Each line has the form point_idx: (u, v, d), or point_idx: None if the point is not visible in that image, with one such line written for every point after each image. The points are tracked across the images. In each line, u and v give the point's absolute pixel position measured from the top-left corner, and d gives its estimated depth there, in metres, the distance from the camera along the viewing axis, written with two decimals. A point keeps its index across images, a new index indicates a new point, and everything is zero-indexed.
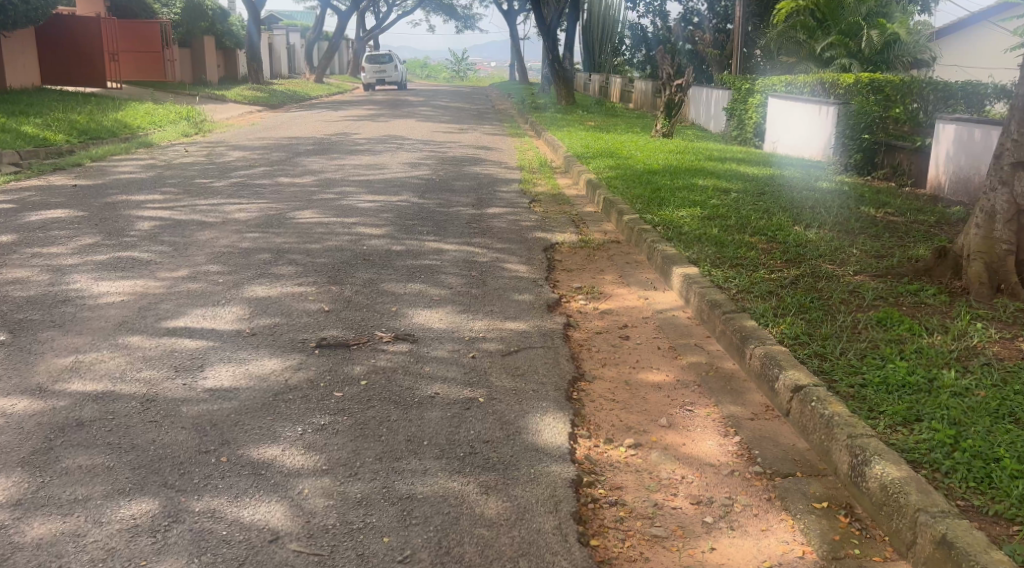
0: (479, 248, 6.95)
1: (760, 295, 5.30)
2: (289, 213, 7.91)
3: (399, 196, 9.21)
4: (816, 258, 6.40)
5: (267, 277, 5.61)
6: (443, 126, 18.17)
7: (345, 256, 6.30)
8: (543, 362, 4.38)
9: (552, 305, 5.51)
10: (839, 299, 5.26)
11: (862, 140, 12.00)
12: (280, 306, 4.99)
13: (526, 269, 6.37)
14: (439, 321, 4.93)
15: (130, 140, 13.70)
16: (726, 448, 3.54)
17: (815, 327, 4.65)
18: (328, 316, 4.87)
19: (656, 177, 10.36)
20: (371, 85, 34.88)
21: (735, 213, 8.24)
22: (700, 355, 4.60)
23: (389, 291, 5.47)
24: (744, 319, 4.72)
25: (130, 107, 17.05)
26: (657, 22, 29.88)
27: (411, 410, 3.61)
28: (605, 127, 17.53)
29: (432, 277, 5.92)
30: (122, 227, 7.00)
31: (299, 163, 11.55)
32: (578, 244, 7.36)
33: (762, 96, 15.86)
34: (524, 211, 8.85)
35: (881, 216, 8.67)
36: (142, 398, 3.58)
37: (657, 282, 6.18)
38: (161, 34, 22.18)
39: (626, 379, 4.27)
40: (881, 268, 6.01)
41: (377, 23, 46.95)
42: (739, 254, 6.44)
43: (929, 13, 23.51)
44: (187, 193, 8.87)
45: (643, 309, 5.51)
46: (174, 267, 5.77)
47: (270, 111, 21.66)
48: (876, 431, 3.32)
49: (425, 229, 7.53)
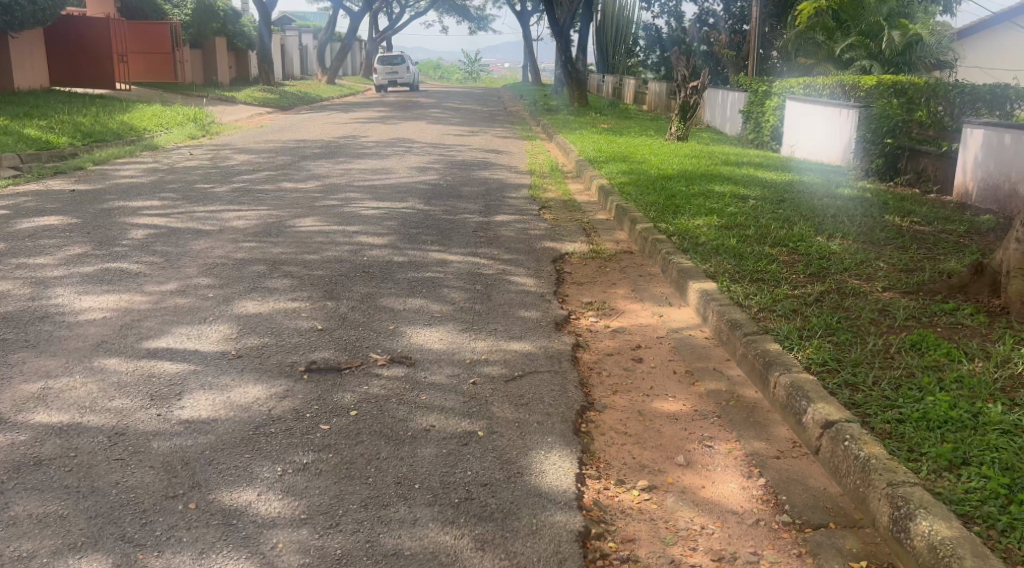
0: (485, 259, 6.64)
1: (783, 314, 4.97)
2: (289, 220, 7.61)
3: (405, 202, 8.91)
4: (842, 271, 6.07)
5: (259, 291, 5.31)
6: (454, 127, 17.87)
7: (344, 268, 6.00)
8: (548, 389, 4.05)
9: (560, 322, 5.19)
10: (869, 319, 4.92)
11: (885, 145, 11.54)
12: (271, 324, 4.68)
13: (533, 282, 6.06)
14: (439, 341, 4.60)
15: (135, 142, 13.45)
16: (750, 493, 3.22)
17: (844, 352, 4.32)
18: (320, 335, 4.55)
19: (671, 183, 10.02)
20: (384, 85, 34.60)
21: (753, 222, 7.90)
22: (720, 381, 4.27)
23: (387, 307, 5.16)
24: (767, 342, 4.39)
25: (137, 108, 16.82)
26: (672, 23, 29.47)
27: (403, 446, 3.30)
28: (619, 130, 17.20)
29: (434, 291, 5.61)
30: (115, 235, 6.72)
31: (304, 166, 11.27)
32: (589, 255, 7.04)
33: (779, 98, 15.49)
34: (532, 219, 8.53)
35: (907, 225, 8.32)
36: (110, 430, 3.25)
37: (671, 296, 5.85)
38: (171, 36, 21.97)
39: (639, 409, 3.94)
40: (912, 284, 5.68)
41: (389, 24, 46.75)
42: (759, 267, 6.10)
43: (952, 14, 23.05)
44: (186, 199, 8.60)
45: (658, 328, 5.18)
46: (163, 279, 5.47)
47: (281, 113, 21.44)
48: (919, 478, 3.01)
49: (429, 238, 7.22)
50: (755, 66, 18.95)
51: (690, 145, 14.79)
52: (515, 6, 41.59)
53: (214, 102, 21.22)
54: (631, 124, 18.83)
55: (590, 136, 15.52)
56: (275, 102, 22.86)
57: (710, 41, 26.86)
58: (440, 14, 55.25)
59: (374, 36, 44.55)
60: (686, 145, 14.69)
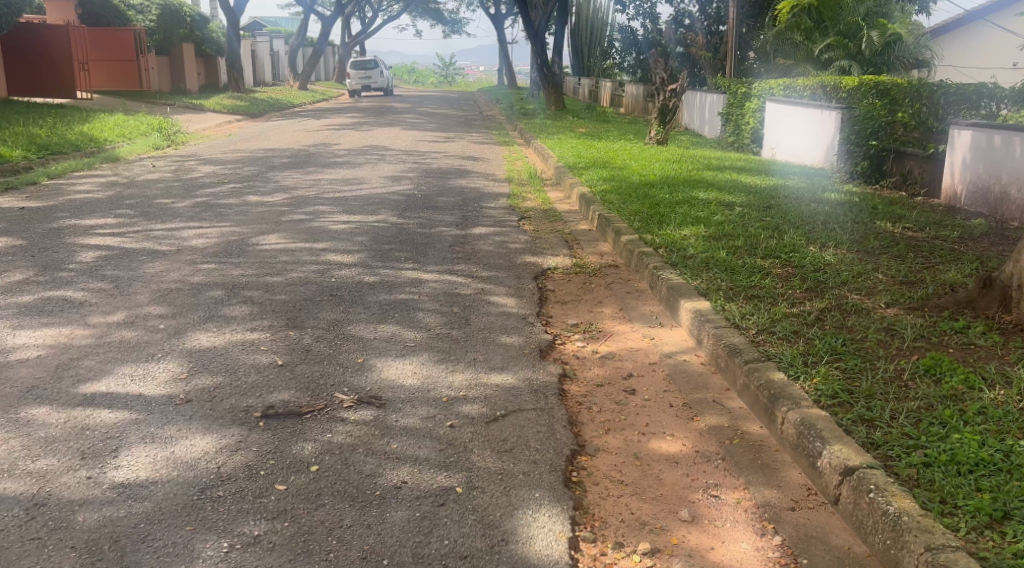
0: (462, 277, 6.23)
1: (784, 337, 4.59)
2: (252, 238, 7.18)
3: (377, 215, 8.49)
4: (840, 286, 5.71)
5: (214, 322, 4.88)
6: (429, 133, 17.45)
7: (309, 291, 5.59)
8: (533, 431, 3.64)
9: (545, 349, 4.78)
10: (875, 340, 4.55)
11: (869, 146, 11.26)
12: (225, 360, 4.26)
13: (514, 302, 5.66)
14: (414, 376, 4.19)
15: (95, 153, 12.94)
16: (766, 556, 2.84)
17: (854, 381, 3.94)
18: (279, 373, 4.12)
19: (654, 191, 9.66)
20: (357, 91, 34.08)
21: (741, 232, 7.55)
22: (721, 416, 3.89)
23: (355, 336, 4.74)
24: (771, 371, 4.00)
25: (99, 118, 16.27)
26: (648, 25, 29.09)
27: (370, 510, 2.90)
28: (597, 134, 16.86)
29: (408, 315, 5.20)
30: (62, 258, 6.27)
31: (271, 178, 10.82)
32: (573, 270, 6.67)
33: (759, 99, 15.22)
34: (511, 231, 8.14)
35: (900, 231, 8.01)
36: (28, 501, 2.85)
37: (661, 316, 5.46)
38: (135, 43, 21.43)
39: (634, 452, 3.54)
40: (916, 298, 5.32)
41: (362, 29, 46.23)
42: (753, 281, 5.74)
43: (928, 13, 22.90)
44: (143, 215, 8.14)
45: (650, 353, 4.79)
46: (110, 310, 5.04)
47: (250, 120, 20.92)
48: (958, 540, 2.65)
49: (402, 254, 6.81)
50: (734, 68, 18.69)
51: (670, 149, 14.51)
52: (489, 8, 41.18)
53: (181, 110, 20.67)
54: (610, 128, 18.45)
55: (568, 140, 15.18)
56: (244, 109, 22.35)
57: (687, 42, 26.58)
58: (413, 16, 54.71)
59: (346, 41, 44.00)
60: (666, 149, 14.41)
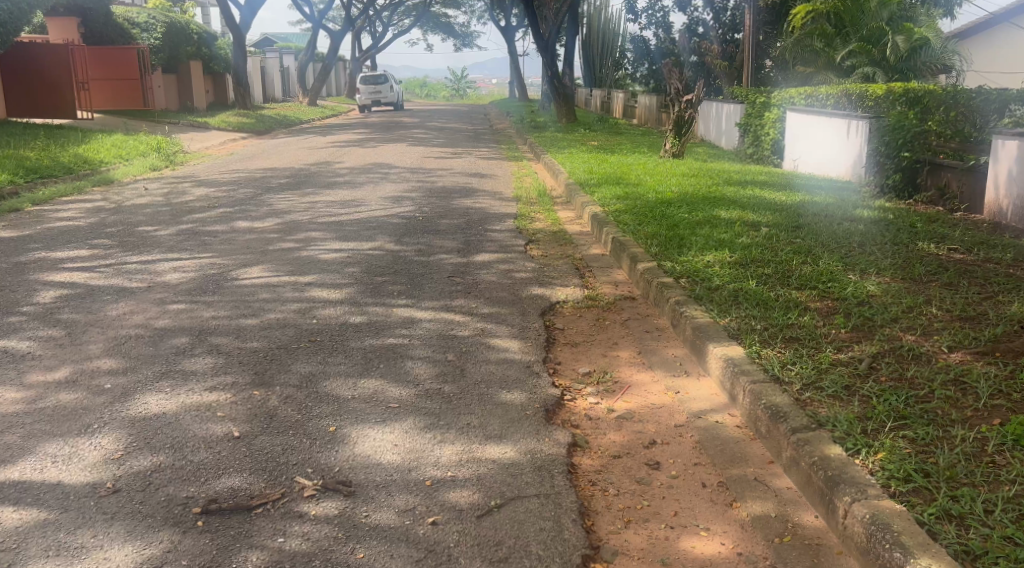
0: (460, 315, 5.55)
1: (835, 395, 3.90)
2: (233, 271, 6.52)
3: (373, 241, 7.83)
4: (890, 324, 5.01)
5: (171, 378, 4.19)
6: (436, 150, 16.80)
7: (287, 336, 4.92)
8: (534, 529, 2.99)
9: (552, 408, 4.08)
10: (943, 398, 3.86)
11: (901, 158, 10.50)
12: (172, 430, 3.58)
13: (517, 346, 4.98)
14: (394, 449, 3.51)
15: (87, 176, 12.35)
16: None
17: (928, 457, 3.25)
18: (233, 450, 3.45)
19: (671, 209, 8.95)
20: (367, 106, 33.50)
21: (770, 257, 6.84)
22: (766, 503, 3.23)
23: (331, 395, 4.06)
24: (827, 444, 3.34)
25: (96, 139, 15.71)
26: (660, 34, 28.07)
27: None
28: (610, 147, 16.19)
29: (394, 366, 4.51)
30: (18, 299, 5.63)
31: (266, 201, 10.19)
32: (584, 303, 5.99)
33: (778, 109, 14.51)
34: (518, 257, 7.46)
35: (945, 254, 7.29)
36: None
37: (685, 361, 4.77)
38: (139, 61, 20.81)
39: (663, 559, 2.90)
40: (983, 341, 4.63)
41: (372, 43, 45.75)
42: (791, 319, 5.07)
43: (953, 17, 22.04)
44: (121, 246, 7.49)
45: (676, 412, 4.09)
46: (54, 365, 4.36)
47: (254, 138, 20.34)
48: None
49: (396, 288, 6.16)
50: (751, 77, 17.98)
51: (687, 163, 13.77)
52: (499, 20, 40.67)
53: (185, 129, 20.15)
54: (622, 140, 17.75)
55: (580, 155, 14.49)
56: (250, 126, 21.80)
57: (701, 51, 25.91)
58: (423, 29, 54.18)
59: (357, 56, 43.57)
60: (682, 163, 13.69)
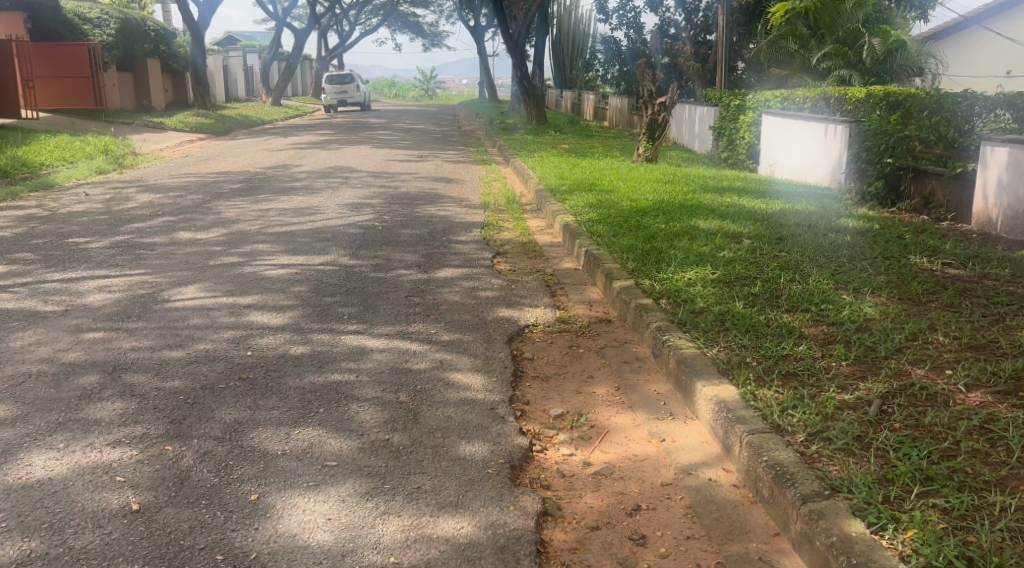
0: (417, 344, 4.93)
1: (848, 449, 3.35)
2: (166, 291, 5.86)
3: (325, 255, 7.20)
4: (895, 355, 4.48)
5: (68, 430, 3.55)
6: (401, 152, 16.15)
7: (215, 371, 4.30)
8: None
9: (519, 464, 3.49)
10: (971, 452, 3.32)
11: (884, 164, 9.93)
12: (52, 504, 2.95)
13: (480, 382, 4.38)
14: (328, 525, 2.91)
15: (25, 180, 11.57)
16: None
17: (968, 537, 2.71)
18: (128, 527, 2.84)
19: (647, 220, 8.40)
20: (333, 106, 32.69)
21: (756, 273, 6.30)
22: None
23: (258, 451, 3.44)
24: (847, 520, 2.78)
25: (39, 140, 14.87)
26: (631, 35, 27.57)
27: None
28: (582, 151, 15.67)
29: (336, 411, 3.88)
30: None
31: (214, 209, 9.48)
32: (556, 327, 5.40)
33: (753, 112, 14.06)
34: (484, 272, 6.87)
35: (940, 270, 6.79)
36: None
37: (670, 400, 4.19)
38: (91, 59, 19.96)
39: None
40: (1002, 377, 4.10)
41: (339, 42, 44.86)
42: (787, 350, 4.51)
43: (927, 19, 21.72)
44: (45, 261, 6.80)
45: (662, 467, 3.52)
46: None
47: (212, 139, 19.53)
48: None
49: (348, 310, 5.54)
50: (724, 79, 17.50)
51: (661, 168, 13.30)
52: (468, 19, 40.03)
53: (140, 130, 19.32)
54: (594, 144, 17.25)
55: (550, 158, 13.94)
56: (207, 126, 21.00)
57: (673, 52, 25.47)
58: (391, 29, 53.37)
59: (323, 55, 42.66)
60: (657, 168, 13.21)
